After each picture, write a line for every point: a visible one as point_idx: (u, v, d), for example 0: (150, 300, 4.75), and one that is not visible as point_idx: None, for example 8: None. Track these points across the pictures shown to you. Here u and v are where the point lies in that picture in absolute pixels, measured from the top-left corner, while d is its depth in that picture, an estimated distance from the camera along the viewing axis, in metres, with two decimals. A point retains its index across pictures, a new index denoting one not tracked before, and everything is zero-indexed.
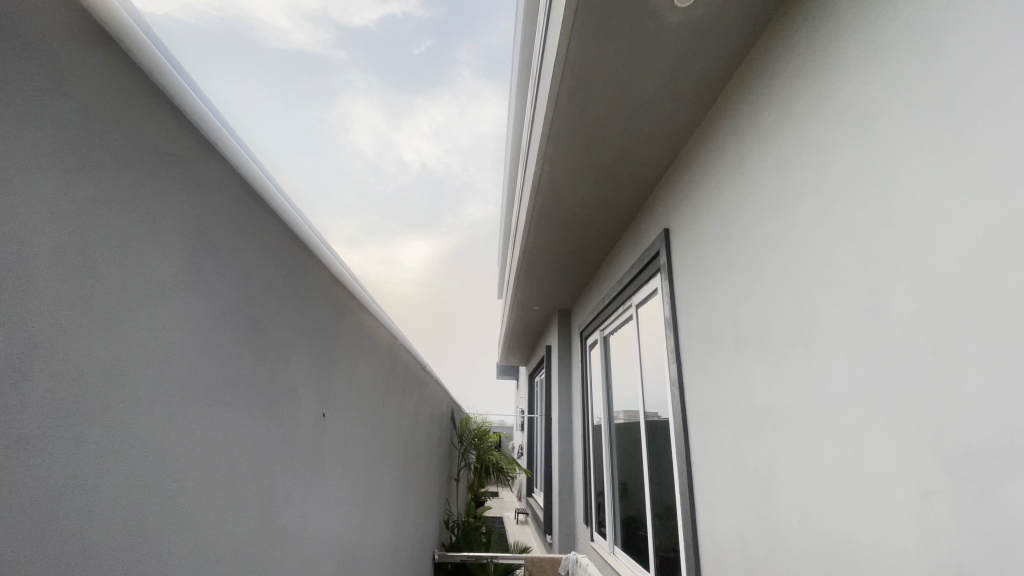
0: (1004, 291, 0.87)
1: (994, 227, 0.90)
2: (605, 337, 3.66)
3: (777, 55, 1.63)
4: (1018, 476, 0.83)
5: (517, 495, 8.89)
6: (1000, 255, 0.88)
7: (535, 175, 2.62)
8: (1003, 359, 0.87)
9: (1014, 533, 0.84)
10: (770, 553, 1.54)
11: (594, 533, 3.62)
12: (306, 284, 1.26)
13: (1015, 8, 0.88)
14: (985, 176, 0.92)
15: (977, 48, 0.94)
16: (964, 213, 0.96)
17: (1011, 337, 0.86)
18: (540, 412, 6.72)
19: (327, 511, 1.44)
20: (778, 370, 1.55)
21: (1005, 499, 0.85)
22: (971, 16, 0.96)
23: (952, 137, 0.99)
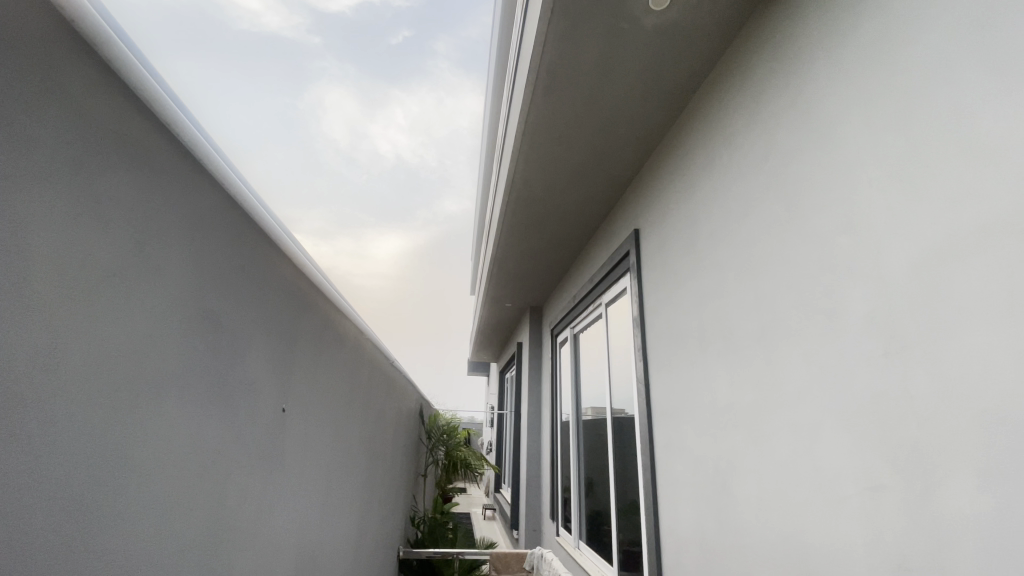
0: (953, 298, 0.93)
1: (943, 237, 0.95)
2: (575, 335, 3.70)
3: (747, 62, 1.67)
4: (960, 473, 0.89)
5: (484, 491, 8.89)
6: (947, 263, 0.94)
7: (508, 173, 2.62)
8: (948, 362, 0.92)
9: (954, 526, 0.89)
10: (728, 546, 1.60)
11: (560, 528, 3.67)
12: (267, 274, 1.22)
13: (966, 31, 0.94)
14: (935, 188, 0.98)
15: (933, 67, 1.00)
16: (916, 223, 1.01)
17: (956, 340, 0.91)
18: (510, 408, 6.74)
19: (286, 509, 1.41)
20: (740, 369, 1.60)
21: (948, 495, 0.90)
22: (928, 35, 1.01)
23: (907, 150, 1.05)
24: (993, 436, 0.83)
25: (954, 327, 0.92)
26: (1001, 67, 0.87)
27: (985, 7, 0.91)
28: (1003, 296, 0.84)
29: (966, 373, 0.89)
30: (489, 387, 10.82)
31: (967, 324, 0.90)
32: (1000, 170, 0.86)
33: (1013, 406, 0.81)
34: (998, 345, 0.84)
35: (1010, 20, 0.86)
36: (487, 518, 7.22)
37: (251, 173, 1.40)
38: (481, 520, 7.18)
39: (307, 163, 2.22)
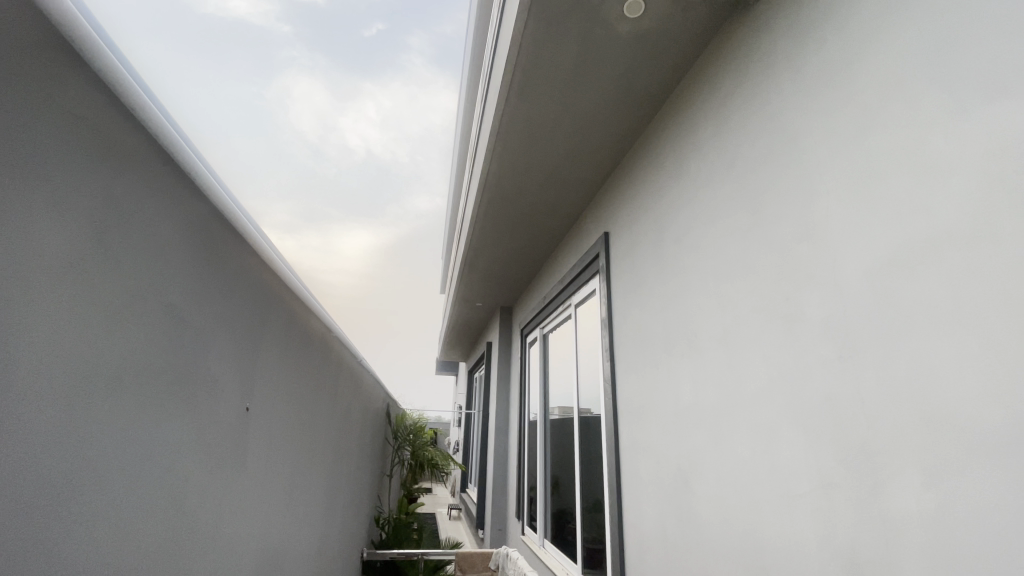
0: (902, 305, 0.98)
1: (894, 247, 1.00)
2: (545, 335, 3.73)
3: (715, 73, 1.72)
4: (903, 469, 0.94)
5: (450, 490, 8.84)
6: (896, 272, 0.99)
7: (481, 173, 2.61)
8: (895, 366, 0.97)
9: (898, 520, 0.94)
10: (688, 542, 1.64)
11: (525, 527, 3.69)
12: (232, 269, 1.18)
13: (915, 58, 1.00)
14: (887, 202, 1.03)
15: (888, 87, 1.06)
16: (870, 233, 1.07)
17: (903, 345, 0.96)
18: (478, 408, 6.73)
19: (247, 511, 1.37)
20: (702, 370, 1.65)
21: (893, 491, 0.96)
22: (884, 57, 1.07)
23: (863, 165, 1.10)
24: (936, 435, 0.89)
25: (903, 333, 0.97)
26: (954, 87, 0.92)
27: (935, 33, 0.96)
28: (950, 304, 0.89)
29: (911, 377, 0.94)
30: (457, 387, 10.77)
31: (912, 330, 0.95)
32: (950, 184, 0.91)
33: (956, 408, 0.86)
34: (941, 349, 0.89)
35: (961, 43, 0.91)
36: (452, 519, 7.20)
37: (216, 163, 1.34)
38: (447, 521, 7.14)
39: (271, 154, 2.16)
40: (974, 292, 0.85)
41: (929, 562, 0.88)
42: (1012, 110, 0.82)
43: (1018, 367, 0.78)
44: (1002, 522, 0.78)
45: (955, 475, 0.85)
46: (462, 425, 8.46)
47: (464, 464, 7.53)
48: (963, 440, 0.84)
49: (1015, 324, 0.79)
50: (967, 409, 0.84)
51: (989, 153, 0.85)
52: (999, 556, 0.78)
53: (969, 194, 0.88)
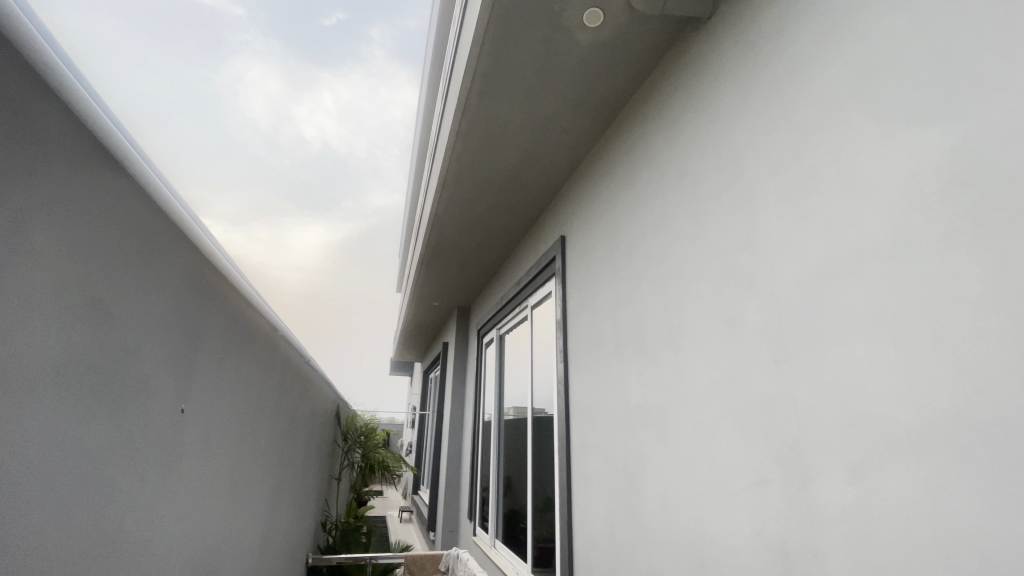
0: (831, 313, 1.05)
1: (824, 259, 1.08)
2: (500, 335, 3.75)
3: (668, 86, 1.79)
4: (828, 466, 1.02)
5: (403, 493, 8.69)
6: (826, 282, 1.07)
7: (439, 172, 2.59)
8: (823, 370, 1.05)
9: (824, 513, 1.01)
10: (633, 537, 1.70)
11: (477, 528, 3.70)
12: (171, 262, 1.11)
13: (847, 84, 1.08)
14: (819, 217, 1.11)
15: (821, 110, 1.14)
16: (803, 246, 1.14)
17: (831, 351, 1.04)
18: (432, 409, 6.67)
19: (183, 517, 1.29)
20: (650, 371, 1.71)
21: (820, 486, 1.03)
22: (819, 81, 1.15)
23: (799, 181, 1.18)
24: (858, 434, 0.96)
25: (832, 338, 1.04)
26: (878, 113, 1.00)
27: (862, 63, 1.04)
28: (871, 313, 0.96)
29: (838, 380, 1.02)
30: (412, 387, 10.60)
31: (838, 336, 1.03)
32: (872, 204, 0.99)
33: (875, 409, 0.93)
34: (863, 355, 0.97)
35: (887, 73, 0.99)
36: (403, 521, 7.10)
37: (156, 150, 1.26)
38: (398, 523, 7.04)
39: (219, 143, 2.06)
40: (892, 301, 0.92)
41: (850, 551, 0.95)
42: (929, 137, 0.89)
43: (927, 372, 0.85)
44: (913, 514, 0.85)
45: (873, 471, 0.93)
46: (415, 426, 8.36)
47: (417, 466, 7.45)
48: (881, 438, 0.92)
49: (926, 333, 0.86)
50: (885, 410, 0.91)
51: (908, 175, 0.92)
52: (910, 545, 0.85)
53: (889, 213, 0.95)
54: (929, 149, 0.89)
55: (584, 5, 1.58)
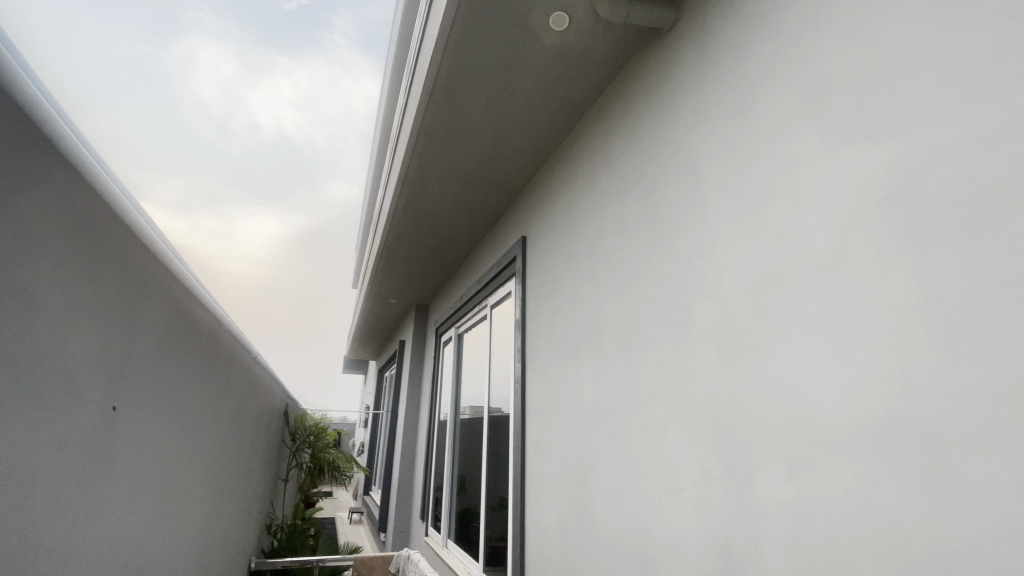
0: (774, 319, 1.11)
1: (770, 267, 1.13)
2: (459, 334, 3.72)
3: (629, 92, 1.83)
4: (768, 464, 1.07)
5: (353, 494, 8.47)
6: (772, 289, 1.12)
7: (401, 167, 2.54)
8: (766, 373, 1.10)
9: (764, 508, 1.07)
10: (584, 534, 1.73)
11: (429, 528, 3.66)
12: (107, 247, 1.03)
13: (796, 99, 1.13)
14: (767, 226, 1.16)
15: (771, 123, 1.19)
16: (751, 253, 1.20)
17: (774, 355, 1.09)
18: (386, 408, 6.55)
19: (112, 521, 1.19)
20: (604, 371, 1.75)
21: (761, 482, 1.08)
22: (771, 96, 1.20)
23: (750, 190, 1.23)
24: (797, 433, 1.01)
25: (776, 342, 1.09)
26: (823, 130, 1.05)
27: (811, 80, 1.10)
28: (811, 319, 1.02)
29: (780, 382, 1.07)
30: (366, 386, 10.38)
31: (780, 340, 1.08)
32: (815, 214, 1.05)
33: (813, 409, 0.99)
34: (802, 357, 1.02)
35: (832, 92, 1.04)
36: (353, 523, 6.95)
37: (95, 129, 1.18)
38: (348, 525, 6.88)
39: (166, 124, 2.01)
40: (830, 307, 0.98)
41: (787, 544, 1.00)
42: (869, 155, 0.95)
43: (858, 375, 0.91)
44: (845, 509, 0.90)
45: (809, 467, 0.98)
46: (368, 426, 8.19)
47: (370, 466, 7.30)
48: (818, 437, 0.97)
49: (860, 338, 0.92)
50: (823, 409, 0.97)
51: (849, 190, 0.98)
52: (841, 537, 0.90)
53: (830, 224, 1.01)
54: (869, 166, 0.95)
55: (551, 8, 1.59)
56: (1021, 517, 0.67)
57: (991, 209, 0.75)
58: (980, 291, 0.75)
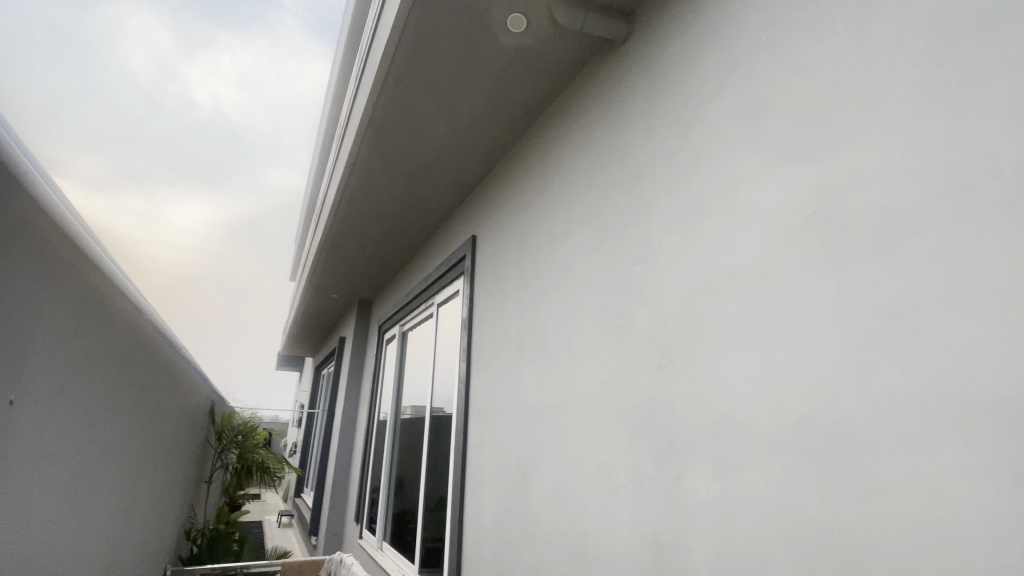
0: (707, 325, 1.16)
1: (706, 276, 1.19)
2: (403, 332, 3.65)
3: (582, 99, 1.86)
4: (698, 463, 1.12)
5: (284, 496, 8.09)
6: (706, 297, 1.18)
7: (348, 157, 2.45)
8: (698, 376, 1.16)
9: (692, 506, 1.12)
10: (521, 533, 1.74)
11: (364, 530, 3.57)
12: (11, 226, 0.92)
13: (735, 119, 1.19)
14: (704, 237, 1.22)
15: (712, 139, 1.25)
16: (689, 262, 1.25)
17: (706, 360, 1.14)
18: (322, 407, 6.32)
19: (6, 530, 1.07)
20: (547, 372, 1.77)
21: (690, 481, 1.13)
22: (712, 113, 1.26)
23: (690, 202, 1.28)
24: (723, 435, 1.07)
25: (709, 347, 1.14)
26: (760, 149, 1.11)
27: (751, 101, 1.16)
28: (742, 326, 1.07)
29: (711, 387, 1.12)
30: (302, 383, 9.98)
31: (712, 347, 1.14)
32: (748, 229, 1.11)
33: (739, 413, 1.04)
34: (731, 363, 1.08)
35: (768, 114, 1.11)
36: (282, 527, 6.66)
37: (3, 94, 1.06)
38: (277, 529, 6.58)
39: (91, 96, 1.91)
40: (760, 318, 1.04)
41: (711, 540, 1.05)
42: (798, 174, 1.01)
43: (781, 381, 0.97)
44: (765, 506, 0.96)
45: (734, 467, 1.03)
46: (302, 425, 7.87)
47: (302, 466, 7.02)
48: (743, 438, 1.03)
49: (783, 347, 0.98)
50: (748, 412, 1.03)
51: (779, 207, 1.04)
52: (762, 533, 0.96)
53: (761, 237, 1.07)
54: (797, 186, 1.01)
55: (508, 8, 1.59)
56: (916, 513, 0.73)
57: (901, 231, 0.82)
58: (887, 305, 0.82)
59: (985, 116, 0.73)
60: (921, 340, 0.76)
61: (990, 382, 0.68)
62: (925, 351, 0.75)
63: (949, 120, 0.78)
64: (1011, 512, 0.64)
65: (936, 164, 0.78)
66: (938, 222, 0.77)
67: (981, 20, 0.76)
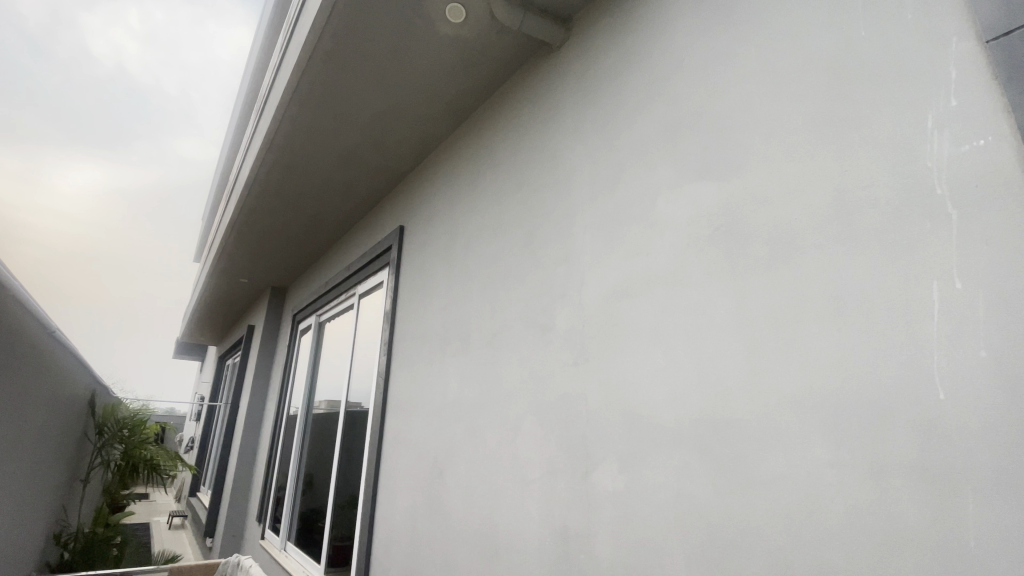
0: (622, 326, 1.23)
1: (623, 280, 1.25)
2: (320, 323, 3.49)
3: (516, 99, 1.89)
4: (607, 458, 1.18)
5: (175, 496, 7.44)
6: (623, 300, 1.24)
7: (267, 132, 2.29)
8: (611, 375, 1.22)
9: (598, 497, 1.17)
10: (433, 528, 1.74)
11: (266, 531, 3.38)
12: None
13: (657, 132, 1.27)
14: (624, 242, 1.28)
15: (635, 150, 1.32)
16: (609, 264, 1.31)
17: (619, 360, 1.21)
18: (224, 400, 5.88)
19: None
20: (469, 368, 1.78)
21: (599, 475, 1.18)
22: (637, 126, 1.33)
23: (614, 209, 1.34)
24: (630, 431, 1.13)
25: (622, 348, 1.21)
26: (677, 164, 1.19)
27: (672, 117, 1.23)
28: (652, 329, 1.14)
29: (622, 385, 1.18)
30: (202, 374, 9.23)
31: (625, 346, 1.20)
32: (662, 238, 1.18)
33: (645, 410, 1.11)
34: (640, 362, 1.15)
35: (686, 131, 1.19)
36: (172, 530, 6.12)
37: None
38: (165, 532, 6.04)
39: None
40: (668, 322, 1.11)
41: (616, 531, 1.11)
42: (708, 191, 1.10)
43: (683, 380, 1.05)
44: (663, 497, 1.03)
45: (639, 462, 1.10)
46: (200, 419, 7.27)
47: (198, 464, 6.49)
48: (647, 434, 1.09)
49: (688, 350, 1.05)
50: (653, 410, 1.09)
51: (690, 219, 1.12)
52: (659, 524, 1.03)
53: (673, 247, 1.15)
54: (707, 202, 1.10)
55: None
56: (790, 502, 0.83)
57: (792, 251, 0.91)
58: (777, 315, 0.91)
59: (866, 154, 0.84)
60: (803, 350, 0.86)
61: (858, 387, 0.78)
62: (807, 357, 0.85)
63: (837, 154, 0.88)
64: (866, 501, 0.74)
65: (825, 192, 0.88)
66: (824, 243, 0.86)
67: (868, 67, 0.87)
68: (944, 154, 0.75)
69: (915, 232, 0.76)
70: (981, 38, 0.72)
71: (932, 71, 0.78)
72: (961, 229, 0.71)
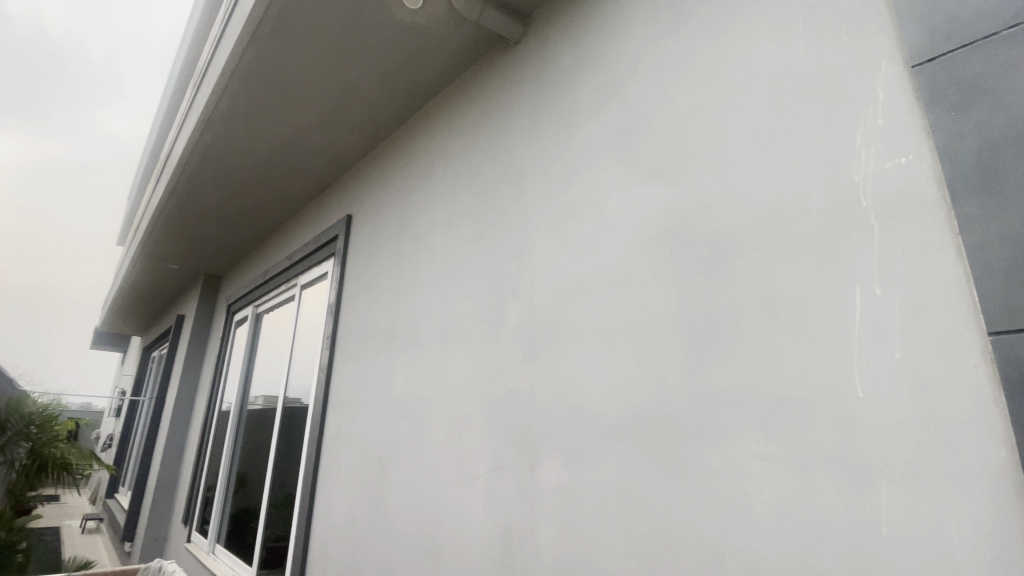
0: (570, 323, 1.25)
1: (573, 278, 1.27)
2: (257, 314, 3.33)
3: (473, 92, 1.87)
4: (552, 452, 1.19)
5: (89, 498, 6.88)
6: (572, 297, 1.26)
7: (204, 108, 2.15)
8: (559, 371, 1.23)
9: (543, 491, 1.19)
10: (374, 526, 1.70)
11: (192, 533, 3.19)
12: None
13: (611, 133, 1.29)
14: (575, 240, 1.30)
15: (589, 150, 1.34)
16: (560, 262, 1.32)
17: (567, 357, 1.22)
18: (148, 395, 5.49)
19: None
20: (416, 362, 1.75)
21: (544, 470, 1.20)
22: (592, 126, 1.35)
23: (567, 207, 1.36)
24: (576, 426, 1.16)
25: (571, 345, 1.23)
26: (629, 166, 1.22)
27: (626, 120, 1.26)
28: (600, 327, 1.17)
29: (569, 381, 1.20)
30: (123, 366, 8.56)
31: (574, 342, 1.22)
32: (612, 238, 1.21)
33: (591, 406, 1.14)
34: (587, 359, 1.18)
35: (639, 135, 1.22)
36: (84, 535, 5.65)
37: None
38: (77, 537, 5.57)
39: None
40: (616, 320, 1.14)
41: (560, 525, 1.13)
42: (657, 194, 1.13)
43: (628, 377, 1.08)
44: (605, 490, 1.06)
45: (584, 456, 1.12)
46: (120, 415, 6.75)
47: (117, 463, 6.03)
48: (593, 430, 1.12)
49: (634, 348, 1.08)
50: (598, 406, 1.12)
51: (639, 220, 1.16)
52: (600, 516, 1.05)
53: (622, 247, 1.18)
54: (656, 205, 1.13)
55: None
56: (723, 494, 0.87)
57: (732, 255, 0.96)
58: (717, 316, 0.95)
59: (803, 166, 0.89)
60: (740, 349, 0.90)
61: (787, 384, 0.83)
62: (744, 356, 0.90)
63: (777, 164, 0.93)
64: (791, 491, 0.79)
65: (764, 200, 0.93)
66: (761, 249, 0.92)
67: (808, 84, 0.92)
68: (872, 170, 0.81)
69: (843, 240, 0.81)
70: (908, 63, 0.79)
71: (865, 91, 0.84)
72: (883, 240, 0.77)
